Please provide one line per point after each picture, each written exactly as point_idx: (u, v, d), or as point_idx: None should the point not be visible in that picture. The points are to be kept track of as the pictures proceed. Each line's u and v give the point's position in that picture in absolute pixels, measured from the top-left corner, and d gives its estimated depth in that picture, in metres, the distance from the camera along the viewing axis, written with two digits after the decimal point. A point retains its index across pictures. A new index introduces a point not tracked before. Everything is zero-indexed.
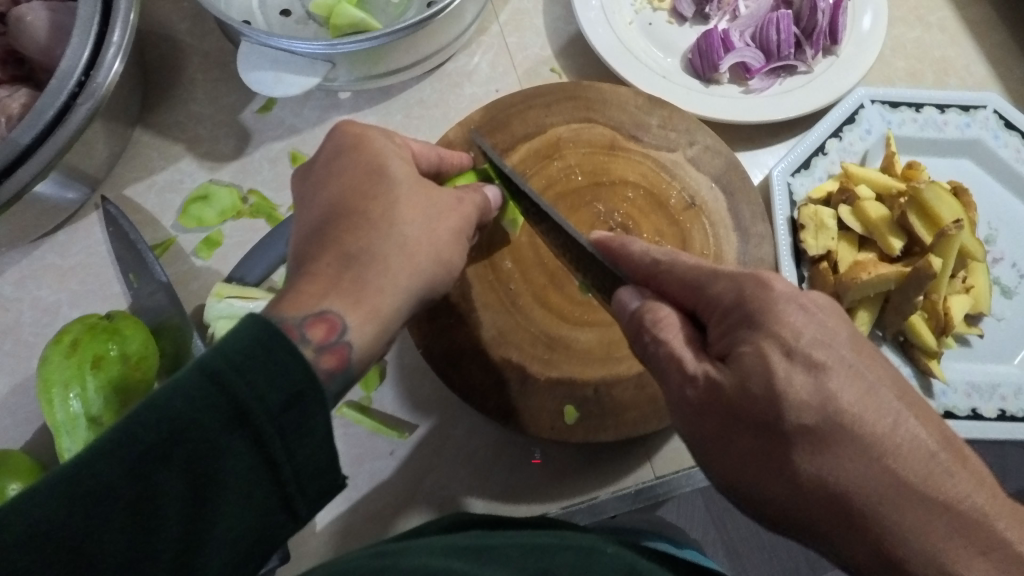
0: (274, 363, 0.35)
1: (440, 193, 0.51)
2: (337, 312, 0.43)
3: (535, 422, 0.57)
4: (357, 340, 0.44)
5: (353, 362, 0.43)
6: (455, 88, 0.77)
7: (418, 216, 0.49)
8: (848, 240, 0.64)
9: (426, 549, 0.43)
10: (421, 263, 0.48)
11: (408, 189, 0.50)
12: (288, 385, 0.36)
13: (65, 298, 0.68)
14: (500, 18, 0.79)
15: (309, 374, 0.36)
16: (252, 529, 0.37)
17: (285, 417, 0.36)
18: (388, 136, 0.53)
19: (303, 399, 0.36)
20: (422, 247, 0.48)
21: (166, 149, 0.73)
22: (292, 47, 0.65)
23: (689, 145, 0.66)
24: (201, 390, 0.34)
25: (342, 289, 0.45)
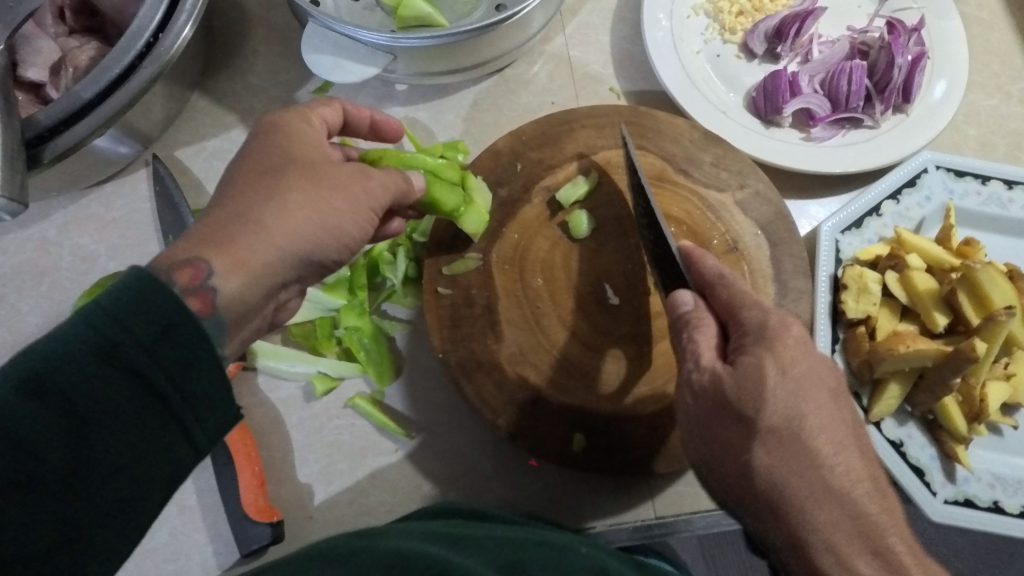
0: (145, 299, 0.35)
1: (331, 167, 0.49)
2: (204, 260, 0.41)
3: (544, 447, 0.57)
4: (224, 289, 0.41)
5: (219, 308, 0.41)
6: (510, 95, 0.76)
7: (305, 187, 0.47)
8: (890, 308, 0.62)
9: (408, 534, 0.43)
10: (297, 221, 0.46)
11: (302, 163, 0.48)
12: (160, 317, 0.35)
13: (104, 250, 0.70)
14: (566, 31, 0.78)
15: (182, 306, 0.36)
16: (143, 462, 0.35)
17: (161, 352, 0.35)
18: (303, 116, 0.52)
19: (178, 328, 0.35)
20: (305, 210, 0.46)
21: (220, 118, 0.74)
22: (356, 35, 0.65)
23: (740, 187, 0.64)
24: (73, 332, 0.33)
25: (213, 242, 0.43)
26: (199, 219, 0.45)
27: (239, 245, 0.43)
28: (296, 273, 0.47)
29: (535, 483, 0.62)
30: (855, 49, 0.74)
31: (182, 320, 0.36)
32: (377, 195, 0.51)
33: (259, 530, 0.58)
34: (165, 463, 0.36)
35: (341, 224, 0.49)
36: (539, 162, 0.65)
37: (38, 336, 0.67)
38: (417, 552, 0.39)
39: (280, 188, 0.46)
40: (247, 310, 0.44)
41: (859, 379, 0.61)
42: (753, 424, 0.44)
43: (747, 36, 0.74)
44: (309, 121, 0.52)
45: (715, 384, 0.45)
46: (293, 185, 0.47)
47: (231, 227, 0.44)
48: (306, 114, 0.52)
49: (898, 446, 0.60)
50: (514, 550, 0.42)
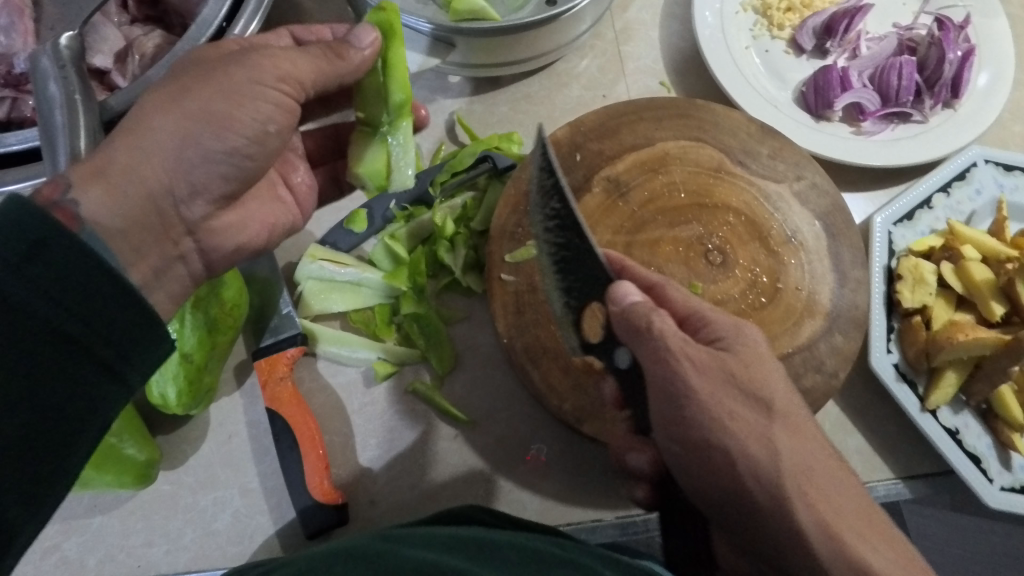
0: (18, 223, 0.37)
1: (210, 61, 0.48)
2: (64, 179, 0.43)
3: (607, 432, 0.58)
4: (84, 199, 0.42)
5: (87, 221, 0.42)
6: (562, 88, 0.77)
7: (173, 84, 0.46)
8: (945, 298, 0.63)
9: (428, 538, 0.44)
10: (157, 116, 0.45)
11: (178, 71, 0.48)
12: (28, 239, 0.37)
13: None
14: (616, 26, 0.79)
15: (54, 228, 0.37)
16: (60, 387, 0.38)
17: (41, 274, 0.37)
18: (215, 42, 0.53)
19: (50, 245, 0.37)
20: (173, 103, 0.45)
21: None
22: (418, 26, 0.66)
23: (796, 179, 0.66)
24: None
25: (88, 161, 0.44)
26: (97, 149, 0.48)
27: (101, 153, 0.45)
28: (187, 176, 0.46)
29: (596, 470, 0.62)
30: (903, 46, 0.75)
31: (53, 235, 0.38)
32: (262, 70, 0.47)
33: (325, 513, 0.58)
34: (84, 393, 0.39)
35: (209, 111, 0.46)
36: (600, 153, 0.65)
37: None
38: (439, 560, 0.39)
39: (150, 93, 0.47)
40: (133, 217, 0.44)
41: (915, 368, 0.62)
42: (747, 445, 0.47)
43: (797, 32, 0.75)
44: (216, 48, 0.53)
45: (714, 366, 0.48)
46: (161, 90, 0.47)
47: (106, 143, 0.45)
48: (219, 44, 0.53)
49: (955, 435, 0.61)
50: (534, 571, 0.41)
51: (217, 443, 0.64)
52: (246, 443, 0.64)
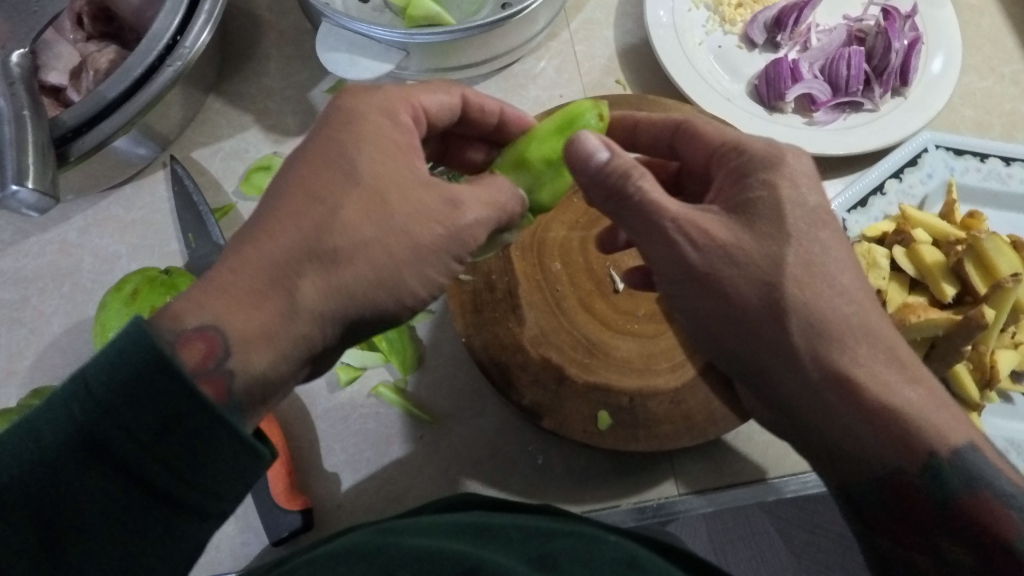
0: (145, 382, 0.33)
1: (396, 190, 0.44)
2: (221, 328, 0.37)
3: (567, 425, 0.58)
4: (243, 368, 0.38)
5: (236, 387, 0.38)
6: (520, 89, 0.78)
7: (357, 222, 0.42)
8: (899, 281, 0.63)
9: (423, 529, 0.43)
10: (347, 274, 0.42)
11: (372, 191, 0.43)
12: (158, 403, 0.33)
13: (125, 250, 0.71)
14: (571, 27, 0.80)
15: (184, 390, 0.34)
16: (162, 538, 0.36)
17: (162, 437, 0.34)
18: (391, 120, 0.47)
19: (176, 409, 0.34)
20: (356, 254, 0.42)
21: (235, 119, 0.76)
22: (370, 32, 0.68)
23: None
24: (81, 416, 0.33)
25: (240, 296, 0.39)
26: (229, 254, 0.41)
27: (251, 282, 0.39)
28: (342, 338, 0.44)
29: (561, 465, 0.62)
30: (852, 36, 0.76)
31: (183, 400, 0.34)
32: (460, 227, 0.45)
33: (290, 518, 0.58)
34: (173, 526, 0.36)
35: (394, 270, 0.43)
36: None
37: (62, 335, 0.68)
38: (441, 546, 0.39)
39: (344, 224, 0.42)
40: (280, 380, 0.41)
41: None
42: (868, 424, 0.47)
43: (748, 27, 0.77)
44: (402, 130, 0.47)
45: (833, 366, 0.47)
46: (350, 224, 0.42)
47: (267, 273, 0.40)
48: (395, 114, 0.48)
49: None
50: (534, 543, 0.43)
51: None
52: None
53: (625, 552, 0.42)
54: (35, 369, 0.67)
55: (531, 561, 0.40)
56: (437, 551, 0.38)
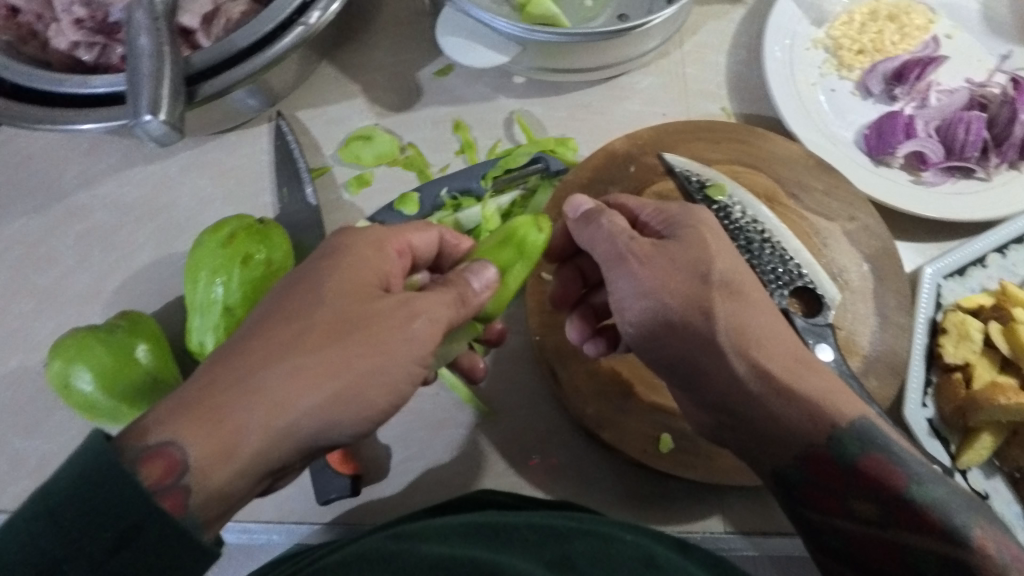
0: (102, 502, 0.36)
1: (368, 304, 0.45)
2: (179, 446, 0.39)
3: (627, 441, 0.57)
4: (198, 485, 0.39)
5: (192, 505, 0.39)
6: (623, 101, 0.78)
7: (323, 344, 0.43)
8: (990, 358, 0.61)
9: (440, 529, 0.46)
10: (310, 393, 0.42)
11: (338, 317, 0.44)
12: (116, 519, 0.36)
13: (220, 194, 0.74)
14: (683, 48, 0.80)
15: (147, 504, 0.37)
16: None
17: (118, 556, 0.37)
18: (373, 245, 0.49)
19: (140, 526, 0.37)
20: (322, 373, 0.43)
21: (342, 86, 0.77)
22: (492, 24, 0.68)
23: (848, 219, 0.65)
24: (40, 536, 0.36)
25: (198, 417, 0.40)
26: (199, 376, 0.42)
27: (213, 402, 0.40)
28: (299, 454, 0.44)
29: (610, 482, 0.61)
30: (975, 101, 0.73)
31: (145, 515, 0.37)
32: (423, 344, 0.46)
33: (339, 481, 0.59)
34: None
35: (359, 389, 0.44)
36: (653, 168, 0.67)
37: (151, 265, 0.71)
38: (457, 554, 0.42)
39: (307, 354, 0.43)
40: (233, 496, 0.42)
41: (950, 426, 0.61)
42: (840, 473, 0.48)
43: (866, 75, 0.75)
44: (383, 251, 0.49)
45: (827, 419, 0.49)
46: (312, 345, 0.43)
47: (227, 393, 0.41)
48: (377, 241, 0.49)
49: (983, 498, 0.59)
50: (555, 542, 0.45)
51: None
52: None
53: (643, 551, 0.45)
54: (122, 292, 0.70)
55: (553, 566, 0.42)
56: (450, 559, 0.41)
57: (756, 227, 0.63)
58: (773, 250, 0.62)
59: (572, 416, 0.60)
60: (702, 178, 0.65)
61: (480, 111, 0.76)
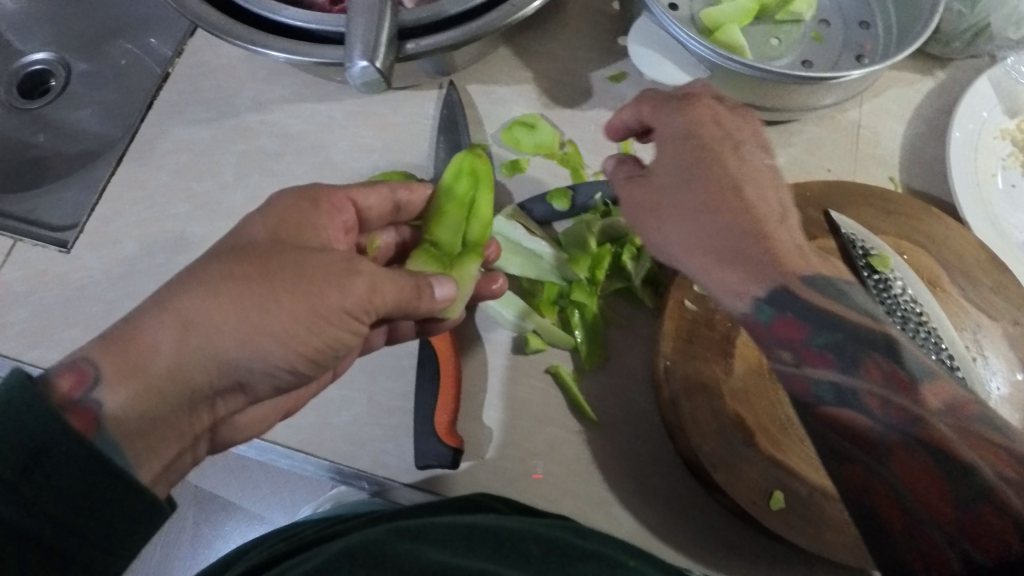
0: (21, 425, 0.38)
1: (286, 255, 0.46)
2: (97, 362, 0.42)
3: (738, 488, 0.56)
4: (110, 402, 0.41)
5: (107, 424, 0.41)
6: (789, 148, 0.76)
7: (245, 282, 0.44)
8: None
9: (444, 533, 0.48)
10: (225, 326, 0.43)
11: (260, 252, 0.46)
12: (32, 442, 0.38)
13: (379, 146, 0.76)
14: (862, 108, 0.77)
15: (61, 428, 0.39)
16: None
17: (33, 478, 0.38)
18: (309, 202, 0.52)
19: (53, 447, 0.39)
20: (243, 307, 0.43)
21: (515, 69, 0.78)
22: (686, 43, 0.67)
23: (1012, 322, 0.62)
24: None
25: (121, 343, 0.42)
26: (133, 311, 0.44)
27: (145, 331, 0.42)
28: (224, 382, 0.45)
29: (702, 523, 0.60)
30: None
31: (58, 439, 0.39)
32: (358, 297, 0.47)
33: (439, 450, 0.60)
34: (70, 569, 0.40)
35: (283, 326, 0.44)
36: (816, 222, 0.65)
37: None
38: (456, 564, 0.44)
39: (228, 290, 0.43)
40: (157, 417, 0.43)
41: None
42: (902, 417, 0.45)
43: None
44: (319, 207, 0.53)
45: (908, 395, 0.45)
46: (232, 277, 0.44)
47: (149, 317, 0.43)
48: (315, 197, 0.53)
49: None
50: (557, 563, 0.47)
51: None
52: (386, 358, 0.67)
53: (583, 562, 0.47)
54: None
55: None
56: (450, 564, 0.43)
57: (914, 307, 0.61)
58: (929, 335, 0.59)
59: (684, 448, 0.59)
60: (867, 246, 0.63)
61: None
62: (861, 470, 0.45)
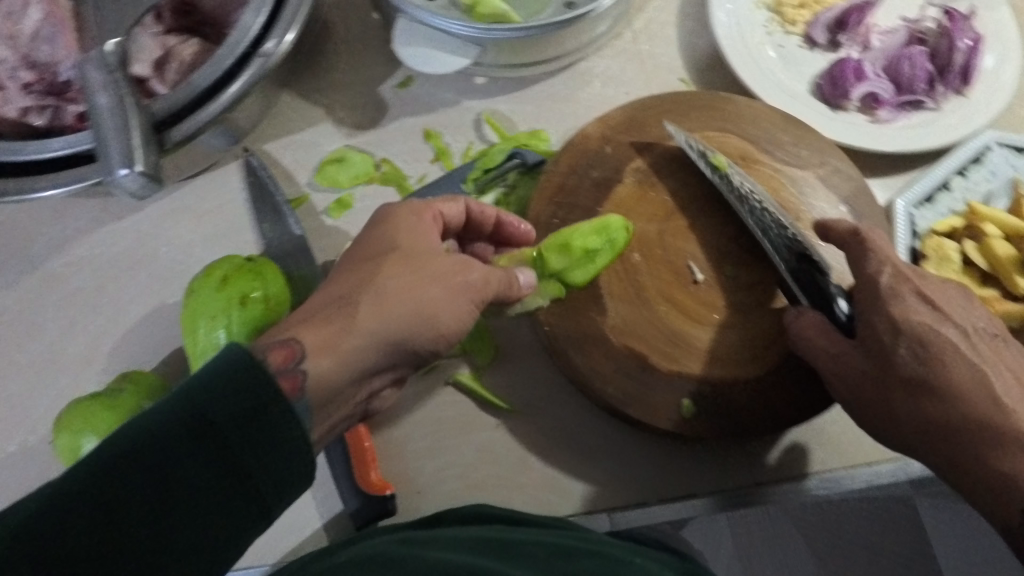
0: (235, 379, 0.38)
1: (442, 261, 0.51)
2: (298, 341, 0.43)
3: (652, 412, 0.59)
4: (314, 371, 0.43)
5: (307, 392, 0.42)
6: (586, 86, 0.79)
7: (401, 272, 0.49)
8: (969, 276, 0.65)
9: (449, 542, 0.43)
10: (396, 312, 0.47)
11: (404, 253, 0.50)
12: (250, 397, 0.38)
13: (201, 240, 0.72)
14: (634, 26, 0.81)
15: (272, 387, 0.38)
16: (216, 534, 0.38)
17: (242, 427, 0.38)
18: (424, 206, 0.55)
19: (265, 410, 0.38)
20: (405, 292, 0.48)
21: (307, 112, 0.77)
22: (448, 28, 0.69)
23: (820, 165, 0.68)
24: (168, 429, 0.36)
25: (314, 326, 0.45)
26: (294, 314, 0.47)
27: (325, 321, 0.45)
28: (384, 368, 0.48)
29: (640, 457, 0.63)
30: (913, 37, 0.77)
31: (274, 398, 0.39)
32: (477, 283, 0.52)
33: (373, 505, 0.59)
34: (240, 522, 0.39)
35: (433, 302, 0.49)
36: (628, 146, 0.68)
37: (142, 323, 0.69)
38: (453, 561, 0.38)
39: (397, 286, 0.48)
40: (335, 393, 0.45)
41: None
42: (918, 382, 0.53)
43: (810, 27, 0.78)
44: (422, 215, 0.54)
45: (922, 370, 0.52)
46: (389, 270, 0.49)
47: (334, 316, 0.46)
48: (419, 209, 0.54)
49: None
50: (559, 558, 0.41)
51: None
52: None
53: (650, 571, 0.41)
54: (115, 355, 0.68)
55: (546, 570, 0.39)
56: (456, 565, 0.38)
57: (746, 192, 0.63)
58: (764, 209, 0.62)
59: (595, 398, 0.61)
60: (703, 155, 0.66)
61: (449, 116, 0.77)
62: (937, 445, 0.52)
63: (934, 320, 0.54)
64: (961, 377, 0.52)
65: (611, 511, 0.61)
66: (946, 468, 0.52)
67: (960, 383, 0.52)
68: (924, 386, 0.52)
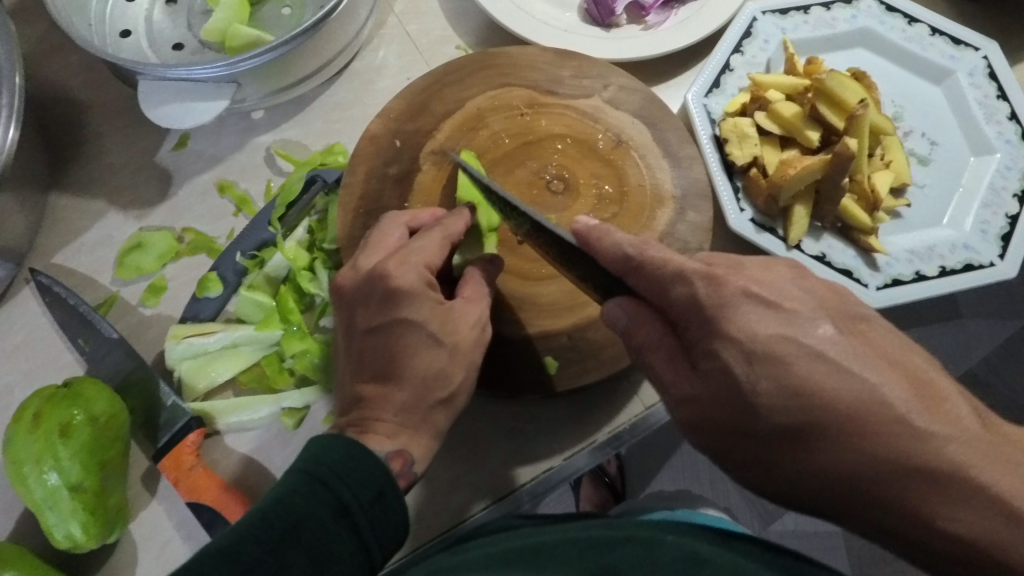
0: (357, 463, 0.46)
1: (457, 326, 0.53)
2: (406, 450, 0.50)
3: (522, 382, 0.59)
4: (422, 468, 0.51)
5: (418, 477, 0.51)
6: (368, 85, 0.76)
7: (433, 354, 0.52)
8: (771, 143, 0.67)
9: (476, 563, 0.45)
10: (435, 392, 0.52)
11: (408, 334, 0.52)
12: (375, 483, 0.46)
13: (17, 380, 0.66)
14: (397, 9, 0.79)
15: (389, 477, 0.47)
16: None
17: (372, 508, 0.45)
18: (401, 263, 0.54)
19: (386, 495, 0.46)
20: (448, 371, 0.52)
21: (88, 207, 0.71)
22: (191, 74, 0.62)
23: (605, 88, 0.68)
24: (310, 489, 0.44)
25: (407, 428, 0.51)
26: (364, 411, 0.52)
27: (394, 423, 0.51)
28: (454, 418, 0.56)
29: (532, 425, 0.63)
30: None
31: (389, 489, 0.47)
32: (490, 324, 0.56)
33: None
34: None
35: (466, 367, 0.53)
36: (418, 132, 0.66)
37: None
38: None
39: (431, 370, 0.51)
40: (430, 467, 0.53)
41: (771, 214, 0.67)
42: (804, 436, 0.42)
43: None
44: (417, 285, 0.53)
45: (803, 416, 0.42)
46: (416, 363, 0.51)
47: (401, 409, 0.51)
48: (393, 266, 0.54)
49: (823, 258, 0.66)
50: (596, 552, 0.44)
51: (153, 558, 0.61)
52: (182, 546, 0.61)
53: (686, 549, 0.44)
54: None
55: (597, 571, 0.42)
56: None
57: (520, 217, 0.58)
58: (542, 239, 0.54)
59: None
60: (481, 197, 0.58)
61: (239, 162, 0.73)
62: (849, 508, 0.43)
63: (779, 328, 0.43)
64: (852, 406, 0.41)
65: (524, 486, 0.61)
66: (866, 526, 0.44)
67: (840, 413, 0.42)
68: (806, 443, 0.42)
